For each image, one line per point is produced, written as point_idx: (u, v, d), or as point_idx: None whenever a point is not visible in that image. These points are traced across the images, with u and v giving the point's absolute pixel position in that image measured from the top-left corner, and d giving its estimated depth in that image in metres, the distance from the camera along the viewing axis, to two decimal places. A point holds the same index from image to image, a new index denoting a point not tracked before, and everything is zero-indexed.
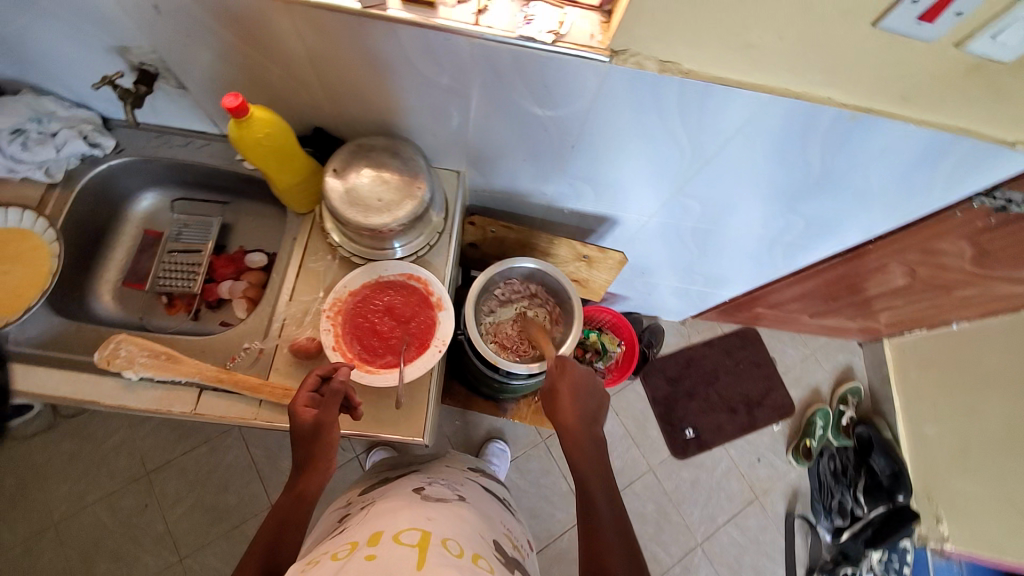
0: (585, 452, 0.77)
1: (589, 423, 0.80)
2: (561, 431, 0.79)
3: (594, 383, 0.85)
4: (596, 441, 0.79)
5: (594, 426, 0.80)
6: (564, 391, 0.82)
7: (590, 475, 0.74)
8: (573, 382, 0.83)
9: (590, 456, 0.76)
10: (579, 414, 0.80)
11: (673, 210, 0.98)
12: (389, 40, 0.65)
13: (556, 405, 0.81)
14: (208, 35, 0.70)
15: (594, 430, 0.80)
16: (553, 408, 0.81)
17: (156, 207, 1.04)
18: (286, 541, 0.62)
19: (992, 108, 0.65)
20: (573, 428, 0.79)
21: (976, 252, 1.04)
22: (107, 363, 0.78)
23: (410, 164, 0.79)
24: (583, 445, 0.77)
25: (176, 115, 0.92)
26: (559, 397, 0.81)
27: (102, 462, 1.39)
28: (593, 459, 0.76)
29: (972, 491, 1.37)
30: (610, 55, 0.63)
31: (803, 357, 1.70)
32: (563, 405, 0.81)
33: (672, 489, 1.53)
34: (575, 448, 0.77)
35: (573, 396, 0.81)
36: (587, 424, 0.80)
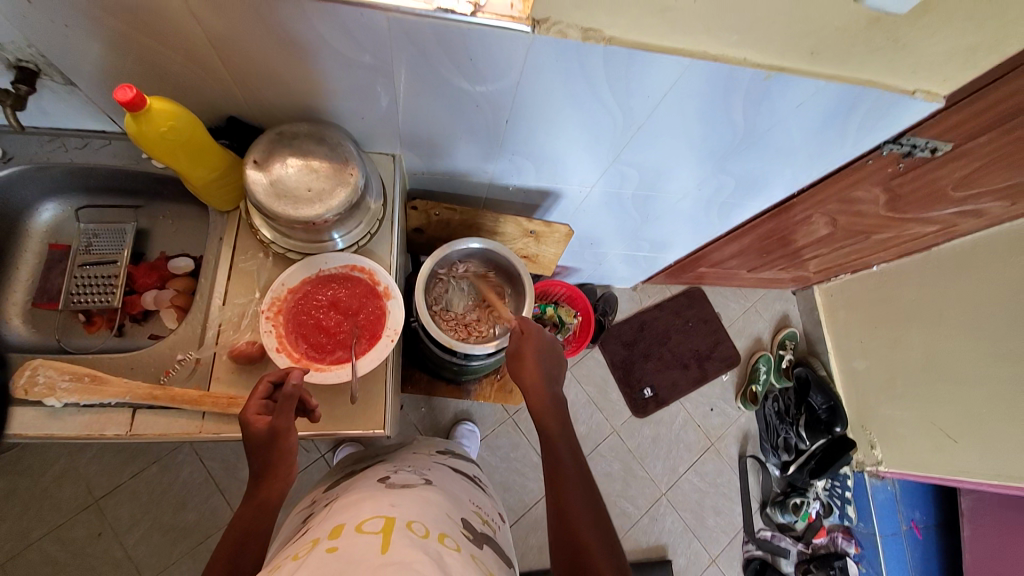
0: (548, 412, 0.78)
1: (552, 383, 0.81)
2: (524, 388, 0.80)
3: (557, 347, 0.86)
4: (558, 401, 0.80)
5: (557, 387, 0.81)
6: (529, 353, 0.82)
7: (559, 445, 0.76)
8: (536, 347, 0.84)
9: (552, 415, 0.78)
10: (543, 372, 0.81)
11: (612, 178, 0.99)
12: (299, 18, 0.60)
13: (521, 364, 0.82)
14: (89, 22, 0.63)
15: (556, 391, 0.81)
16: (517, 369, 0.82)
17: (59, 218, 0.94)
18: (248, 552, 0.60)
19: (891, 60, 0.69)
20: (537, 388, 0.79)
21: (888, 197, 1.12)
22: (25, 393, 0.71)
23: (339, 150, 0.75)
24: (546, 404, 0.78)
25: (67, 114, 0.83)
26: (523, 359, 0.82)
27: (40, 497, 1.28)
28: (559, 421, 0.78)
29: (898, 415, 1.52)
30: (532, 24, 0.61)
31: (746, 309, 1.80)
32: (526, 367, 0.82)
33: (635, 447, 1.60)
34: (538, 405, 0.78)
35: (536, 358, 0.82)
36: (550, 384, 0.81)
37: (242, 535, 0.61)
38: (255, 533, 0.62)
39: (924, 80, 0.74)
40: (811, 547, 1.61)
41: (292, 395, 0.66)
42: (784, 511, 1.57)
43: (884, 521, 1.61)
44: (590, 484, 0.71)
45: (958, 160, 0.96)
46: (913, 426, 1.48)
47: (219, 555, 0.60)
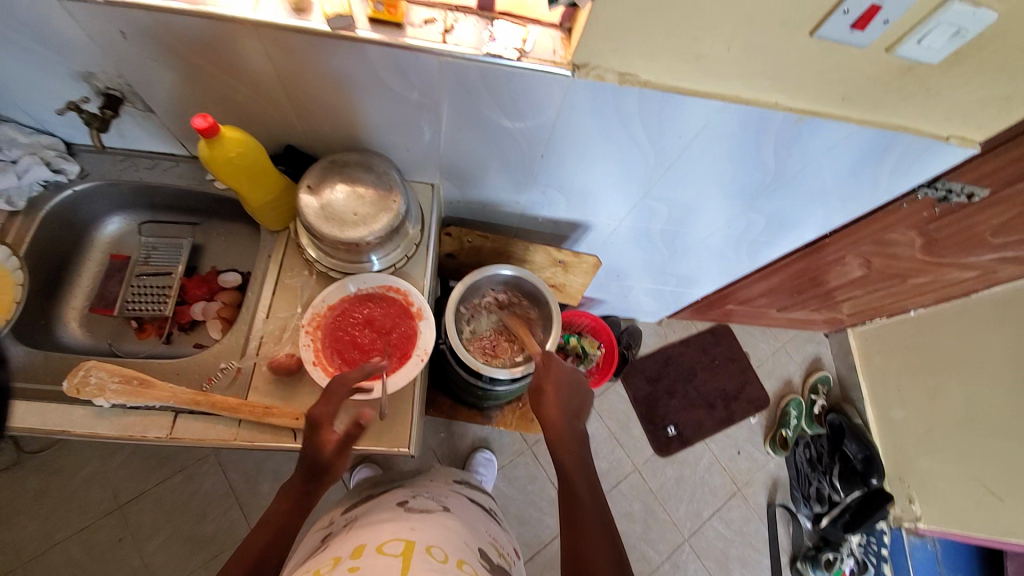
0: (568, 448, 0.78)
1: (573, 418, 0.82)
2: (545, 425, 0.81)
3: (580, 381, 0.88)
4: (579, 436, 0.80)
5: (579, 423, 0.83)
6: (548, 384, 0.85)
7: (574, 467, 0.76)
8: (558, 378, 0.86)
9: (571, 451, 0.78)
10: (563, 405, 0.83)
11: (642, 213, 1.01)
12: (358, 58, 0.66)
13: (542, 397, 0.84)
14: (175, 58, 0.70)
15: (577, 426, 0.82)
16: (538, 404, 0.84)
17: (122, 231, 1.02)
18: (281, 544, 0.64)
19: (923, 108, 0.71)
20: (558, 420, 0.81)
21: (925, 241, 1.11)
22: (77, 392, 0.76)
23: (384, 178, 0.80)
24: (566, 437, 0.79)
25: (142, 137, 0.92)
26: (545, 390, 0.84)
27: (70, 498, 1.33)
28: (579, 459, 0.78)
29: (937, 469, 1.44)
30: (572, 69, 0.66)
31: (775, 350, 1.76)
32: (547, 400, 0.83)
33: (658, 488, 1.56)
34: (557, 438, 0.79)
35: (558, 390, 0.84)
36: (572, 419, 0.82)
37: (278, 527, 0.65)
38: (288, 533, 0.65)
39: (959, 127, 0.75)
40: None
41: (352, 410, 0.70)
42: (817, 568, 1.48)
43: None
44: (608, 527, 0.70)
45: (996, 206, 0.95)
46: (953, 480, 1.40)
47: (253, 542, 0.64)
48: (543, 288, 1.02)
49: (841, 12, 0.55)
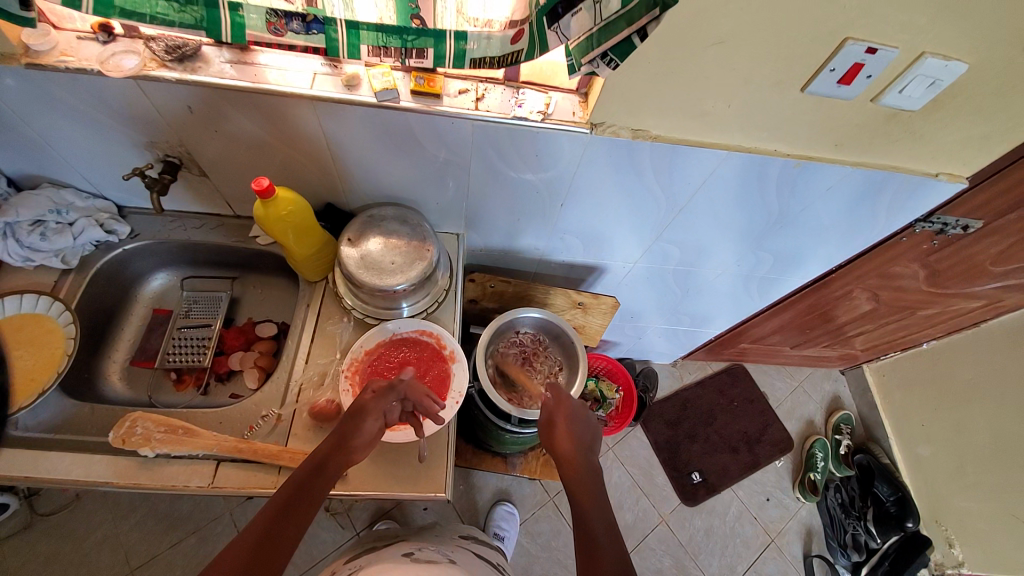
0: (583, 483, 0.78)
1: (585, 450, 0.83)
2: (558, 459, 0.82)
3: (586, 413, 0.89)
4: (592, 467, 0.80)
5: (590, 453, 0.82)
6: (559, 418, 0.86)
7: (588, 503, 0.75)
8: (569, 412, 0.87)
9: (585, 484, 0.77)
10: (572, 438, 0.84)
11: (655, 255, 1.07)
12: (400, 124, 0.75)
13: (553, 435, 0.85)
14: (236, 129, 0.79)
15: (590, 458, 0.81)
16: (551, 439, 0.85)
17: (166, 286, 1.08)
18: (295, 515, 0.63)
19: (909, 149, 0.78)
20: (571, 455, 0.81)
21: (928, 273, 1.15)
22: (122, 442, 0.79)
23: (418, 230, 0.86)
24: (578, 472, 0.79)
25: (191, 200, 1.00)
26: (555, 428, 0.85)
27: (81, 564, 1.30)
28: (591, 489, 0.77)
29: (975, 508, 1.39)
30: (590, 127, 0.73)
31: (793, 389, 1.76)
32: (559, 434, 0.85)
33: (687, 540, 1.50)
34: (570, 474, 0.79)
35: (568, 424, 0.86)
36: (583, 453, 0.82)
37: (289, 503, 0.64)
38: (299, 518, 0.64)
39: (946, 165, 0.81)
40: None
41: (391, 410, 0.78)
42: None
43: None
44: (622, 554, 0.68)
45: (991, 237, 1.00)
46: (995, 519, 1.35)
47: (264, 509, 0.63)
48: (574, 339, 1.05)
49: (827, 70, 0.63)
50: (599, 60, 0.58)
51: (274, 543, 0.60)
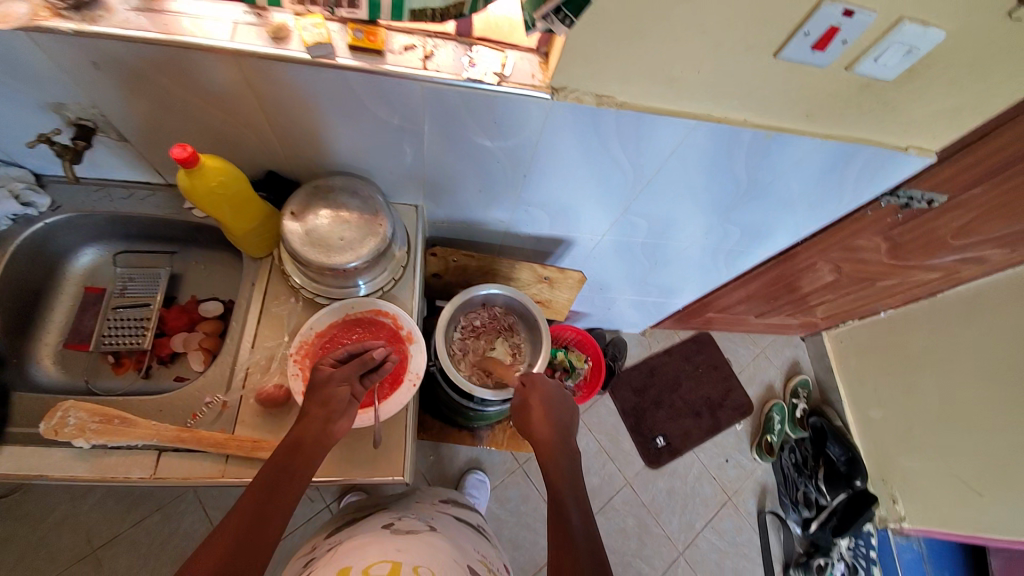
0: (560, 465, 0.79)
1: (563, 433, 0.84)
2: (535, 443, 0.83)
3: (563, 397, 0.91)
4: (570, 451, 0.81)
5: (568, 437, 0.84)
6: (536, 403, 0.88)
7: (563, 486, 0.76)
8: (545, 397, 0.88)
9: (561, 466, 0.78)
10: (550, 421, 0.85)
11: (623, 227, 1.04)
12: (341, 86, 0.67)
13: (530, 417, 0.87)
14: (155, 88, 0.70)
15: (567, 441, 0.83)
16: (528, 424, 0.87)
17: (96, 263, 0.99)
18: (280, 497, 0.62)
19: (881, 121, 0.75)
20: (547, 439, 0.82)
21: (890, 246, 1.16)
22: (54, 434, 0.73)
23: (369, 202, 0.80)
24: (553, 453, 0.80)
25: (117, 167, 0.90)
26: (531, 410, 0.87)
27: (39, 545, 1.26)
28: (567, 474, 0.78)
29: (919, 466, 1.48)
30: (551, 92, 0.68)
31: (756, 356, 1.81)
32: (536, 419, 0.86)
33: (650, 501, 1.56)
34: (548, 457, 0.80)
35: (544, 409, 0.87)
36: (562, 438, 0.83)
37: (273, 486, 0.62)
38: (284, 499, 0.63)
39: (915, 138, 0.80)
40: None
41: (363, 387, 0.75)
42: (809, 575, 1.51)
43: None
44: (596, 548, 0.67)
45: (955, 210, 1.01)
46: (936, 477, 1.45)
47: (246, 496, 0.61)
48: (540, 318, 1.03)
49: (801, 34, 0.59)
50: (554, 17, 0.53)
51: (262, 526, 0.59)
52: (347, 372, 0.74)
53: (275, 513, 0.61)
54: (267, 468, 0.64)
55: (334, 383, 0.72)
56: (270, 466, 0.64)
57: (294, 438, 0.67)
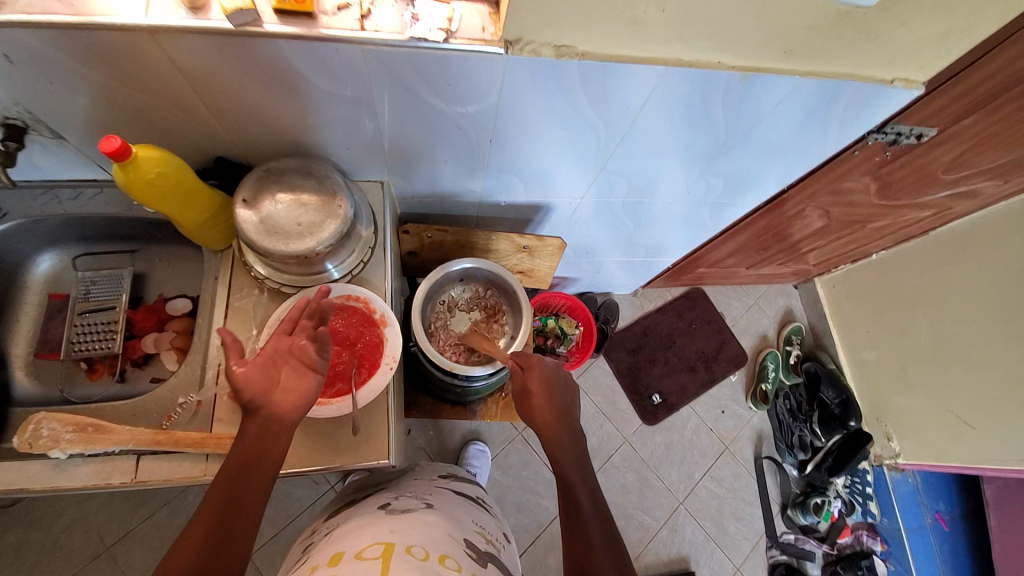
0: (564, 448, 0.78)
1: (564, 416, 0.82)
2: (538, 426, 0.81)
3: (563, 375, 0.87)
4: (572, 432, 0.80)
5: (569, 417, 0.82)
6: (535, 388, 0.84)
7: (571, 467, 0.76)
8: (544, 377, 0.85)
9: (567, 449, 0.78)
10: (552, 403, 0.82)
11: (602, 187, 0.99)
12: (277, 58, 0.62)
13: (531, 403, 0.83)
14: (75, 78, 0.64)
15: (569, 422, 0.81)
16: (529, 408, 0.83)
17: (57, 269, 0.94)
18: (245, 501, 0.59)
19: (865, 53, 0.70)
20: (549, 424, 0.80)
21: (880, 185, 1.12)
22: (29, 447, 0.71)
23: (326, 182, 0.76)
24: (558, 435, 0.79)
25: (59, 167, 0.85)
26: (533, 395, 0.83)
27: (53, 547, 1.27)
28: (573, 455, 0.78)
29: (912, 404, 1.50)
30: (505, 46, 0.62)
31: (749, 307, 1.79)
32: (538, 404, 0.82)
33: (649, 455, 1.58)
34: (553, 441, 0.79)
35: (543, 393, 0.83)
36: (563, 419, 0.81)
37: (234, 489, 0.59)
38: (250, 501, 0.59)
39: (901, 70, 0.74)
40: (835, 547, 1.56)
41: (320, 349, 0.67)
42: (806, 513, 1.54)
43: (907, 515, 1.59)
44: (607, 520, 0.71)
45: (946, 143, 0.97)
46: (930, 412, 1.46)
47: (207, 505, 0.57)
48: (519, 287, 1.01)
49: None
50: None
51: (227, 534, 0.56)
52: (288, 348, 0.66)
53: (243, 518, 0.57)
54: (225, 470, 0.60)
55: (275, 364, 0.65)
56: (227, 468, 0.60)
57: (247, 432, 0.62)
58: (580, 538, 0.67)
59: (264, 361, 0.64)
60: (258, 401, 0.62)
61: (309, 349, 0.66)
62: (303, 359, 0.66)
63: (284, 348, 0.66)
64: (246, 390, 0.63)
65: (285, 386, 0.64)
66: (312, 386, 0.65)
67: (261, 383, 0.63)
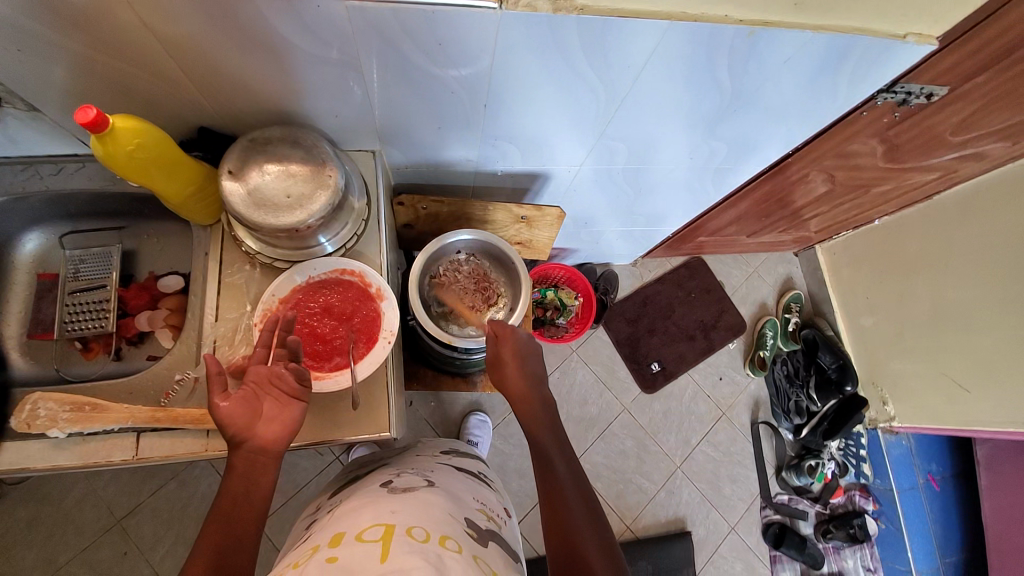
0: (537, 416, 0.79)
1: (537, 382, 0.82)
2: (511, 396, 0.81)
3: (535, 346, 0.87)
4: (546, 399, 0.81)
5: (541, 385, 0.83)
6: (507, 357, 0.83)
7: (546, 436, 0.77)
8: (517, 347, 0.84)
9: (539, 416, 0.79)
10: (522, 371, 0.82)
11: (601, 154, 0.96)
12: (256, 18, 0.58)
13: (503, 372, 0.83)
14: (41, 44, 0.61)
15: (542, 390, 0.82)
16: (501, 377, 0.83)
17: (44, 248, 0.92)
18: (241, 536, 0.58)
19: (878, 5, 0.67)
20: (524, 391, 0.81)
21: (886, 148, 1.09)
22: (27, 427, 0.71)
23: (314, 152, 0.73)
24: (528, 403, 0.80)
25: (37, 140, 0.82)
26: (505, 364, 0.83)
27: (65, 521, 1.29)
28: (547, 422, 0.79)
29: (908, 370, 1.51)
30: (498, 0, 0.59)
31: (749, 276, 1.78)
32: (511, 373, 0.82)
33: (647, 423, 1.60)
34: (524, 409, 0.80)
35: (516, 361, 0.83)
36: (536, 387, 0.82)
37: (229, 525, 0.59)
38: (246, 537, 0.59)
39: (915, 23, 0.71)
40: (829, 507, 1.61)
41: (300, 375, 0.67)
42: (800, 475, 1.57)
43: (899, 476, 1.62)
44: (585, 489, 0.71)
45: (957, 102, 0.93)
46: (926, 377, 1.47)
47: (202, 545, 0.57)
48: (518, 260, 0.99)
49: None
50: None
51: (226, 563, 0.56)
52: (266, 378, 0.64)
53: (240, 553, 0.57)
54: (217, 510, 0.60)
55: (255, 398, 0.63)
56: (220, 505, 0.60)
57: (233, 468, 0.61)
58: (559, 507, 0.67)
59: (244, 393, 0.63)
60: (242, 436, 0.62)
61: (290, 378, 0.65)
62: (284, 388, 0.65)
63: (263, 377, 0.64)
64: (228, 425, 0.62)
65: (269, 417, 0.63)
66: (297, 414, 0.65)
67: (243, 416, 0.62)
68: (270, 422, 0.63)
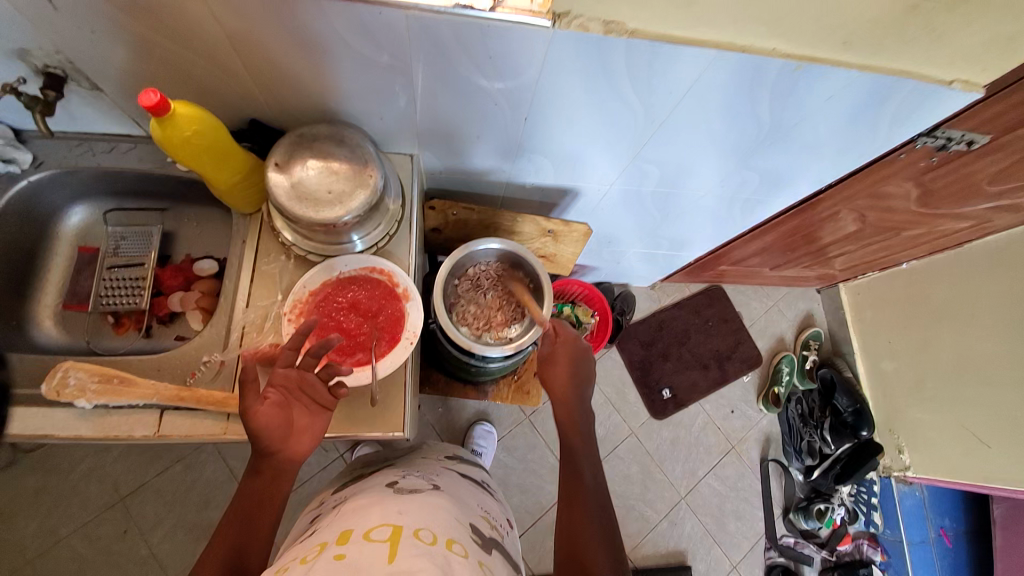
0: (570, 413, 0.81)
1: (578, 384, 0.84)
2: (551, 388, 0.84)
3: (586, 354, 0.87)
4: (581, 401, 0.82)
5: (582, 389, 0.84)
6: (555, 352, 0.86)
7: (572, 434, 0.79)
8: (565, 348, 0.86)
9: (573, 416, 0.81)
10: (573, 376, 0.83)
11: (632, 175, 0.97)
12: (318, 18, 0.60)
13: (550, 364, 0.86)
14: (116, 28, 0.64)
15: (580, 392, 0.83)
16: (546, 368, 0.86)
17: (88, 222, 0.96)
18: (256, 530, 0.60)
19: (927, 49, 0.67)
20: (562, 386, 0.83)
21: (921, 192, 1.08)
22: (57, 395, 0.72)
23: (358, 151, 0.75)
24: (569, 401, 0.82)
25: (94, 119, 0.85)
26: (553, 358, 0.86)
27: (71, 493, 1.31)
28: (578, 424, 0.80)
29: (928, 420, 1.47)
30: (552, 19, 0.60)
31: (768, 309, 1.76)
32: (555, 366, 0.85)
33: (654, 449, 1.58)
34: (560, 401, 0.82)
35: (562, 359, 0.85)
36: (575, 385, 0.83)
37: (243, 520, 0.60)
38: (259, 533, 0.60)
39: (962, 71, 0.70)
40: (835, 554, 1.57)
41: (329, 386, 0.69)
42: (808, 518, 1.53)
43: (911, 528, 1.56)
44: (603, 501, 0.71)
45: (996, 152, 0.92)
46: (945, 429, 1.43)
47: (215, 548, 0.57)
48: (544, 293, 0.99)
49: None
50: None
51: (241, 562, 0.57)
52: (297, 389, 0.66)
53: (254, 557, 0.58)
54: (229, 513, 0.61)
55: (287, 411, 0.64)
56: (243, 497, 0.61)
57: (259, 474, 0.62)
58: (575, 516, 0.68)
59: (280, 402, 0.63)
60: (274, 447, 0.62)
61: (322, 389, 0.68)
62: (314, 399, 0.67)
63: (294, 385, 0.66)
64: (264, 437, 0.61)
65: (301, 428, 0.65)
66: (325, 425, 0.67)
67: (281, 428, 0.62)
68: (298, 436, 0.64)
